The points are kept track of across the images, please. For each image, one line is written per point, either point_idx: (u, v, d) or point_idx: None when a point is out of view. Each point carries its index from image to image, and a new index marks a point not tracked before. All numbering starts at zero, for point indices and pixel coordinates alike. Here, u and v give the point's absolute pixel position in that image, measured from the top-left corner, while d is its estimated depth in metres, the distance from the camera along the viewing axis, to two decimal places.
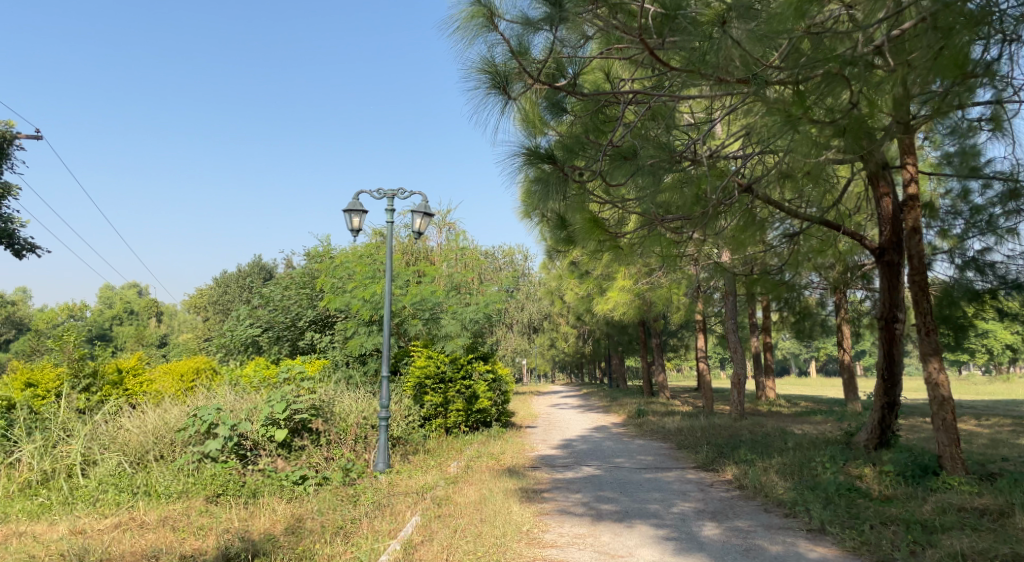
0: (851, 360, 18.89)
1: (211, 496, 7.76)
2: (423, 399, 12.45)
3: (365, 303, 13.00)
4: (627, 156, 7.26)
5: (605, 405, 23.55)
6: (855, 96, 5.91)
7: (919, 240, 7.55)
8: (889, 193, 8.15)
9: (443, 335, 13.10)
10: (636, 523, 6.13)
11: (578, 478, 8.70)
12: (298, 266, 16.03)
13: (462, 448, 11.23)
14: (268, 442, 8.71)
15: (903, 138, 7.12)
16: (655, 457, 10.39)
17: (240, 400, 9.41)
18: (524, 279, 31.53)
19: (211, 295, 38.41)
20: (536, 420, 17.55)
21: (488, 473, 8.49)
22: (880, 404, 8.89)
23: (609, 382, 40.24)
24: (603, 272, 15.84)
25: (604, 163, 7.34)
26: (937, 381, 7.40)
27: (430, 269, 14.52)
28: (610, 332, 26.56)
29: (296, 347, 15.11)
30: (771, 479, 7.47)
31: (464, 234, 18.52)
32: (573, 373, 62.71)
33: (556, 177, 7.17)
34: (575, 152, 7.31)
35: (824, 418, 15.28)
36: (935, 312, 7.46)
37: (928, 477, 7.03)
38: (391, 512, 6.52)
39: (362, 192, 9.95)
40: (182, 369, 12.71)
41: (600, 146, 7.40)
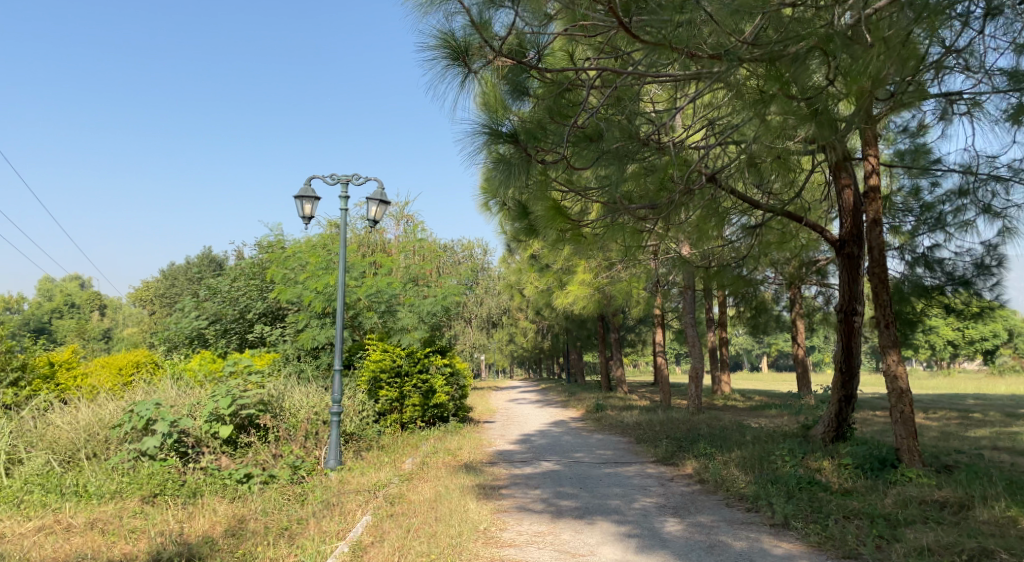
0: (805, 355, 19.11)
1: (148, 497, 7.37)
2: (378, 394, 12.10)
3: (318, 295, 12.60)
4: (592, 138, 7.22)
5: (562, 400, 23.47)
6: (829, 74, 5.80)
7: (879, 231, 7.49)
8: (850, 184, 8.10)
9: (399, 328, 12.75)
10: (597, 520, 5.93)
11: (537, 474, 8.49)
12: (247, 257, 15.52)
13: (418, 444, 10.94)
14: (211, 439, 8.32)
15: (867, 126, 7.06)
16: (614, 452, 10.25)
17: (182, 395, 8.99)
18: (483, 273, 31.28)
19: (159, 288, 37.29)
20: (494, 415, 17.34)
21: (444, 470, 8.23)
22: (838, 397, 8.86)
23: (567, 377, 40.34)
24: (563, 266, 15.69)
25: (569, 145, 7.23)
26: (895, 373, 7.36)
27: (387, 261, 14.17)
28: (569, 327, 26.49)
29: (245, 340, 14.62)
30: (733, 474, 7.36)
31: (422, 226, 18.16)
32: (531, 368, 62.71)
33: (519, 158, 6.91)
34: (538, 134, 7.07)
35: (780, 412, 15.40)
36: (893, 304, 7.41)
37: (887, 469, 6.98)
38: (340, 511, 6.21)
39: (314, 178, 9.57)
40: (121, 363, 12.17)
41: (564, 127, 7.24)
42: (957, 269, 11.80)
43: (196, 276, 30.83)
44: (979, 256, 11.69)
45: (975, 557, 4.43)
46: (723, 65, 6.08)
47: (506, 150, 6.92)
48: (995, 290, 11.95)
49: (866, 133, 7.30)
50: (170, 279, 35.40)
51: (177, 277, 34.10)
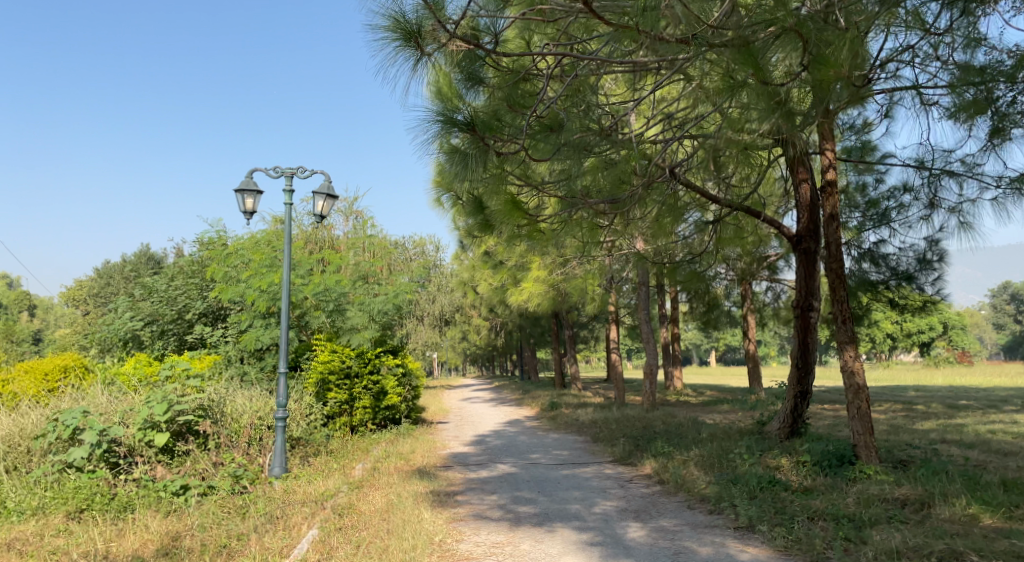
0: (756, 350, 19.29)
1: (73, 513, 6.86)
2: (327, 397, 11.73)
3: (262, 293, 12.07)
4: (552, 128, 7.10)
5: (516, 398, 23.27)
6: (805, 59, 5.68)
7: (836, 227, 7.44)
8: (807, 179, 8.04)
9: (349, 328, 12.26)
10: (557, 527, 5.71)
11: (492, 477, 8.23)
12: (187, 255, 14.85)
13: (369, 448, 10.56)
14: (145, 447, 7.84)
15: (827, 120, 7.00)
16: (571, 452, 10.06)
17: (114, 401, 8.45)
18: (435, 270, 30.82)
19: (93, 288, 35.73)
20: (448, 415, 17.00)
21: (396, 476, 7.90)
22: (793, 393, 8.84)
23: (520, 374, 40.20)
24: (517, 263, 15.44)
25: (530, 133, 7.04)
26: (852, 369, 7.31)
27: (335, 257, 13.72)
28: (522, 324, 26.30)
29: (185, 342, 13.97)
30: (692, 473, 7.22)
31: (371, 222, 17.71)
32: (484, 365, 62.40)
33: (476, 148, 6.67)
34: (497, 122, 6.87)
35: (732, 407, 15.47)
36: (850, 299, 7.37)
37: (845, 466, 6.91)
38: (284, 525, 5.84)
39: (256, 170, 9.09)
40: (47, 368, 11.46)
41: (523, 115, 7.05)
42: (901, 264, 12.02)
43: (134, 274, 29.63)
44: (922, 251, 11.94)
45: (945, 559, 4.36)
46: (693, 48, 6.00)
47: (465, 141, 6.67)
48: (936, 284, 12.23)
49: (822, 127, 7.23)
50: (106, 278, 33.96)
51: (114, 276, 32.70)
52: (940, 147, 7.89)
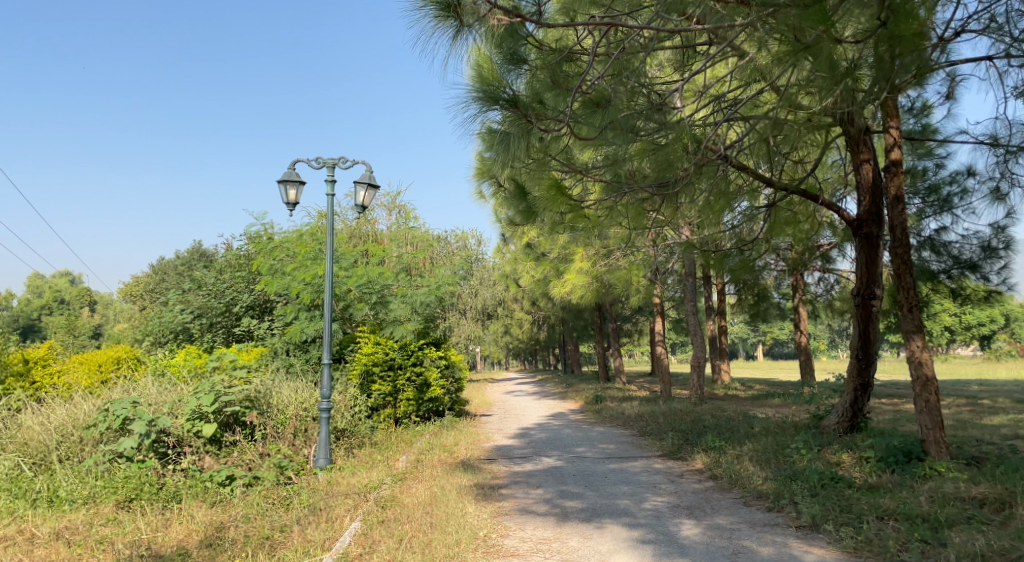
0: (808, 342, 18.69)
1: (123, 502, 6.88)
2: (371, 389, 11.69)
3: (306, 286, 12.07)
4: (599, 104, 6.72)
5: (559, 391, 23.05)
6: None
7: (901, 209, 7.01)
8: (869, 159, 7.60)
9: (392, 320, 12.19)
10: (606, 523, 5.48)
11: (537, 471, 8.04)
12: (234, 248, 14.98)
13: (412, 440, 10.45)
14: (194, 438, 7.86)
15: (894, 92, 6.61)
16: (617, 446, 9.81)
17: (163, 392, 8.50)
18: (478, 264, 30.73)
19: (147, 284, 36.61)
20: (492, 408, 16.87)
21: (439, 468, 7.76)
22: (853, 385, 8.44)
23: (563, 368, 39.94)
24: (560, 254, 15.17)
25: (575, 109, 6.77)
26: (919, 359, 6.90)
27: (378, 249, 13.67)
28: (566, 317, 26.03)
29: (232, 334, 14.10)
30: (747, 469, 6.91)
31: (414, 215, 17.66)
32: (527, 359, 62.24)
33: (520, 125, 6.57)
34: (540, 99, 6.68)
35: (784, 401, 14.99)
36: (917, 286, 6.95)
37: (912, 462, 6.54)
38: (326, 517, 5.73)
39: (298, 161, 9.03)
40: (101, 360, 11.65)
41: (569, 92, 6.76)
42: (964, 253, 11.43)
43: (185, 269, 30.21)
44: (986, 238, 11.33)
45: None
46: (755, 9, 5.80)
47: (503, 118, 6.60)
48: (1002, 275, 11.59)
49: (886, 103, 6.80)
50: (160, 274, 34.78)
51: (166, 272, 33.37)
52: (1017, 122, 7.39)
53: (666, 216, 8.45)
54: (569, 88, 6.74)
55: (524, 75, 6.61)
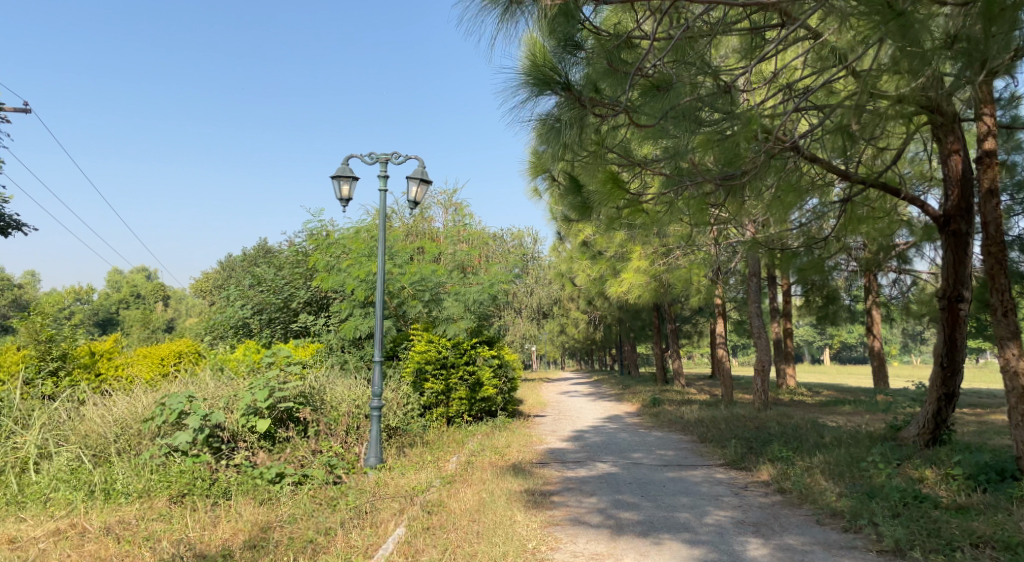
0: (880, 347, 17.73)
1: (176, 497, 6.82)
2: (423, 387, 11.54)
3: (360, 282, 11.98)
4: (661, 86, 6.33)
5: (616, 393, 22.55)
6: None
7: (996, 204, 6.36)
8: (959, 149, 6.98)
9: (445, 317, 12.01)
10: (664, 538, 5.12)
11: (592, 477, 7.70)
12: (292, 245, 15.05)
13: (464, 441, 10.24)
14: (248, 433, 7.81)
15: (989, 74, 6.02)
16: (677, 453, 9.37)
17: (219, 387, 8.49)
18: (534, 263, 30.40)
19: (215, 279, 37.59)
20: (546, 409, 16.56)
21: (490, 472, 7.49)
22: (936, 395, 7.82)
23: (620, 369, 39.28)
24: (618, 253, 14.73)
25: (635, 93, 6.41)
26: (1015, 370, 6.27)
27: (432, 246, 13.50)
28: (623, 317, 25.47)
29: (290, 330, 14.14)
30: (819, 484, 6.42)
31: (469, 213, 17.47)
32: (583, 359, 61.61)
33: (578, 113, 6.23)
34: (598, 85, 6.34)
35: (855, 409, 14.20)
36: (1013, 289, 6.33)
37: (1006, 482, 5.96)
38: (372, 521, 5.53)
39: (352, 156, 8.91)
40: (163, 354, 11.81)
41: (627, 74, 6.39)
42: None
43: (250, 265, 30.81)
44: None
45: None
46: None
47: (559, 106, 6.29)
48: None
49: (979, 91, 6.22)
50: (226, 271, 35.62)
51: (232, 268, 34.10)
52: None
53: (731, 212, 8.00)
54: (627, 73, 6.32)
55: (580, 63, 6.23)
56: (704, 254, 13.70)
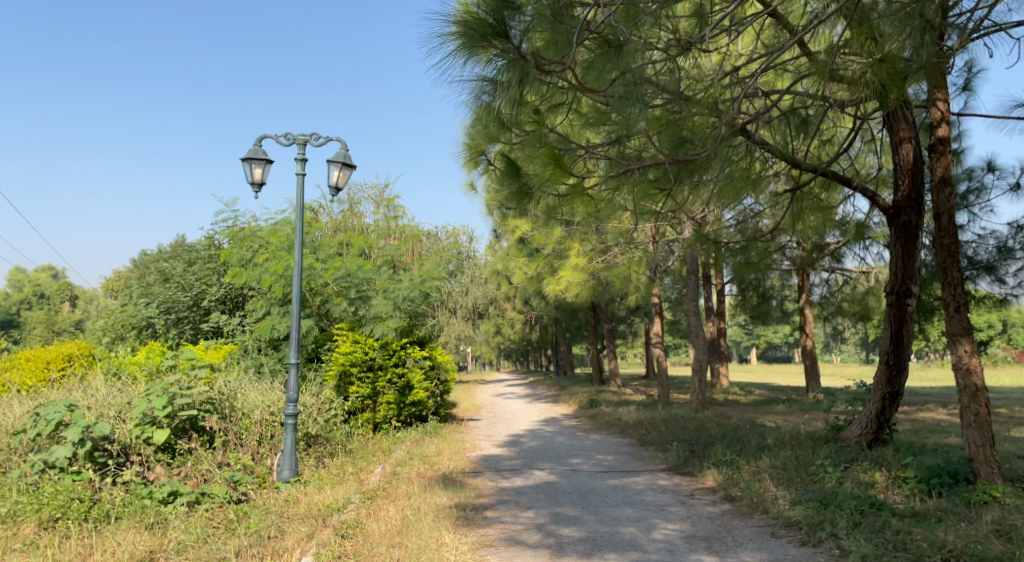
0: (813, 346, 17.80)
1: (46, 522, 5.98)
2: (348, 391, 10.79)
3: (279, 278, 11.09)
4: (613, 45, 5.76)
5: (553, 393, 22.10)
6: None
7: (949, 194, 6.09)
8: (911, 137, 6.69)
9: (372, 316, 11.27)
10: (610, 560, 4.59)
11: (528, 487, 7.12)
12: (204, 239, 14.00)
13: (390, 449, 9.51)
14: (143, 445, 7.02)
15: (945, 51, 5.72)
16: (617, 458, 8.88)
17: (110, 394, 7.57)
18: (469, 262, 29.68)
19: (129, 278, 35.44)
20: (479, 412, 15.93)
21: (416, 484, 6.83)
22: (881, 394, 7.58)
23: (556, 369, 38.99)
24: (556, 249, 14.23)
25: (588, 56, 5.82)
26: (968, 367, 5.99)
27: (359, 240, 12.68)
28: (560, 317, 25.09)
29: (200, 331, 13.08)
30: (770, 490, 6.03)
31: (401, 209, 16.67)
32: (518, 360, 61.20)
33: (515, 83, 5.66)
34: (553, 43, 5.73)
35: (790, 408, 14.08)
36: (965, 283, 6.07)
37: (960, 486, 5.68)
38: (274, 550, 4.82)
39: (265, 137, 8.13)
40: (49, 358, 10.66)
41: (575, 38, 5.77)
42: (979, 253, 11.70)
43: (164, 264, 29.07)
44: (1003, 239, 11.65)
45: None
46: None
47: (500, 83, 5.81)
48: (1001, 286, 11.87)
49: (933, 75, 5.96)
50: (141, 268, 33.63)
51: (144, 265, 31.98)
52: None
53: (676, 201, 7.56)
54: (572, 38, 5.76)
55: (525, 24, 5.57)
56: (642, 251, 13.33)
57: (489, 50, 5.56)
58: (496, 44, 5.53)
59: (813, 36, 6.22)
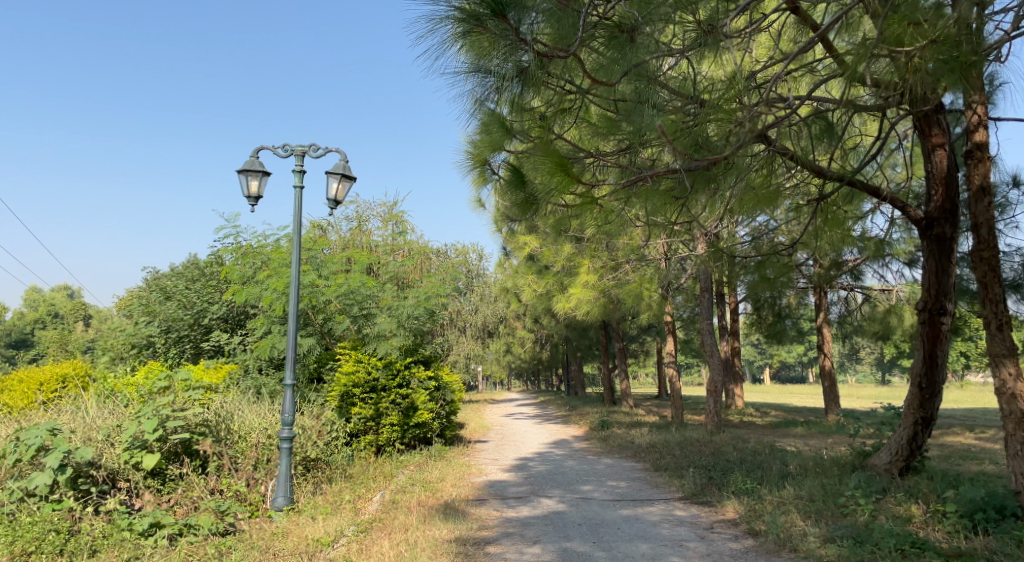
0: (831, 366, 17.21)
1: (16, 556, 5.46)
2: (350, 412, 10.42)
3: (279, 295, 10.74)
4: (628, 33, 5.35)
5: (564, 414, 21.57)
6: None
7: (988, 204, 5.67)
8: (944, 142, 6.27)
9: (376, 334, 10.87)
10: None
11: (535, 518, 6.68)
12: (206, 256, 13.71)
13: (392, 473, 9.10)
14: (132, 471, 6.68)
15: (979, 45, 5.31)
16: (630, 484, 8.42)
17: (100, 415, 7.21)
18: (480, 280, 29.26)
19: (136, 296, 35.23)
20: (487, 433, 15.47)
21: (415, 514, 6.42)
22: (913, 419, 7.09)
23: (567, 389, 38.38)
24: (567, 264, 13.80)
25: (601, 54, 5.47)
26: (1013, 392, 5.55)
27: (363, 256, 12.33)
28: (570, 335, 24.65)
29: (201, 350, 12.76)
30: (796, 525, 5.58)
31: (408, 224, 16.32)
32: (529, 379, 60.59)
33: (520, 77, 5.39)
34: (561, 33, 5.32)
35: (809, 432, 13.55)
36: (1007, 300, 5.64)
37: (1007, 522, 5.21)
38: None
39: (263, 148, 7.82)
40: (43, 379, 10.35)
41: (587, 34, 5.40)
42: (1005, 271, 11.18)
43: None
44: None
45: None
46: None
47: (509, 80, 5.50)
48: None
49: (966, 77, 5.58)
50: None
51: None
52: None
53: (692, 213, 7.16)
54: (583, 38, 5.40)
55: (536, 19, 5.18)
56: (655, 268, 12.91)
57: (484, 35, 5.09)
58: (490, 26, 5.03)
59: (836, 37, 5.84)
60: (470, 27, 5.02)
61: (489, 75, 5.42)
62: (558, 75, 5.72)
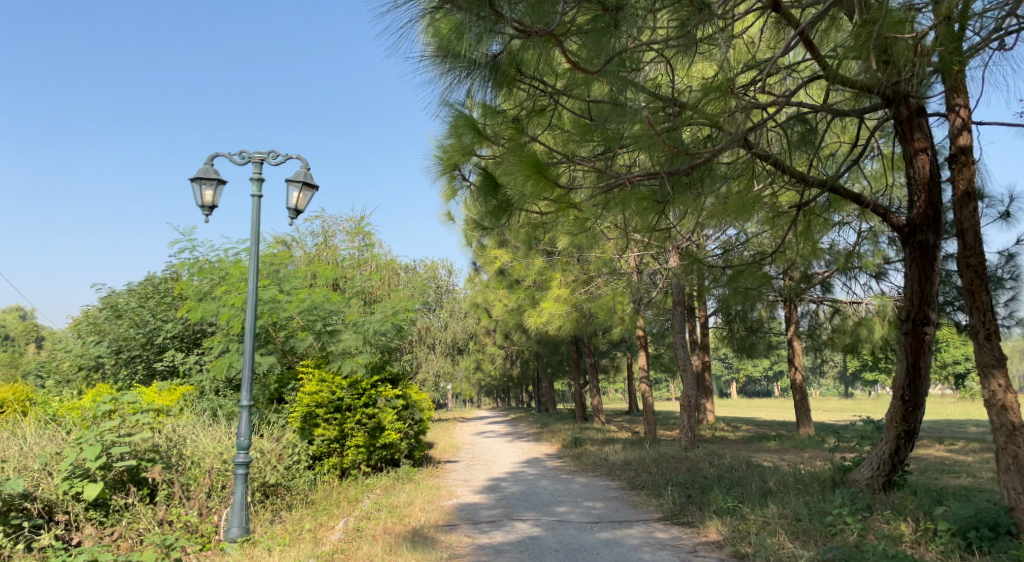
0: (803, 380, 17.13)
1: None
2: (313, 434, 9.94)
3: (237, 311, 10.26)
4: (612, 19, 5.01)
5: (535, 431, 21.17)
6: None
7: (974, 209, 5.52)
8: (927, 146, 6.13)
9: (340, 351, 10.43)
10: None
11: (509, 544, 6.31)
12: (161, 272, 13.13)
13: (357, 498, 8.65)
14: (72, 502, 6.16)
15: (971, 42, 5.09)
16: (607, 505, 8.09)
17: (38, 442, 6.66)
18: (448, 295, 28.75)
19: None
20: (457, 453, 15.02)
21: (380, 543, 6.02)
22: (895, 432, 6.86)
23: (538, 406, 37.93)
24: (538, 278, 13.47)
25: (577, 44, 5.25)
26: (1003, 403, 5.36)
27: (327, 270, 11.88)
28: (541, 351, 24.30)
29: (154, 370, 12.16)
30: (785, 549, 5.30)
31: (374, 238, 15.87)
32: (499, 396, 59.94)
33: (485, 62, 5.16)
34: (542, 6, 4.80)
35: (783, 446, 13.37)
36: (994, 309, 5.47)
37: (1002, 540, 4.99)
38: None
39: (217, 155, 7.41)
40: None
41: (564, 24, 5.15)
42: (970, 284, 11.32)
43: None
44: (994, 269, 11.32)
45: None
46: None
47: (477, 72, 5.22)
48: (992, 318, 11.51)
49: (951, 79, 5.43)
50: None
51: None
52: None
53: (669, 221, 6.92)
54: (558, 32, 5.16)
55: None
56: (627, 281, 12.67)
57: (451, 15, 4.77)
58: (458, 5, 4.69)
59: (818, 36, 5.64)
60: (437, 5, 4.70)
61: (459, 65, 5.14)
62: (531, 62, 5.47)
